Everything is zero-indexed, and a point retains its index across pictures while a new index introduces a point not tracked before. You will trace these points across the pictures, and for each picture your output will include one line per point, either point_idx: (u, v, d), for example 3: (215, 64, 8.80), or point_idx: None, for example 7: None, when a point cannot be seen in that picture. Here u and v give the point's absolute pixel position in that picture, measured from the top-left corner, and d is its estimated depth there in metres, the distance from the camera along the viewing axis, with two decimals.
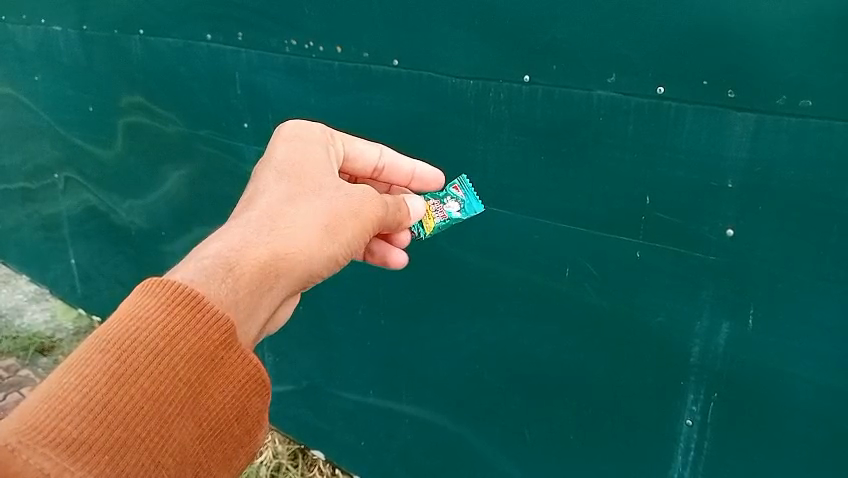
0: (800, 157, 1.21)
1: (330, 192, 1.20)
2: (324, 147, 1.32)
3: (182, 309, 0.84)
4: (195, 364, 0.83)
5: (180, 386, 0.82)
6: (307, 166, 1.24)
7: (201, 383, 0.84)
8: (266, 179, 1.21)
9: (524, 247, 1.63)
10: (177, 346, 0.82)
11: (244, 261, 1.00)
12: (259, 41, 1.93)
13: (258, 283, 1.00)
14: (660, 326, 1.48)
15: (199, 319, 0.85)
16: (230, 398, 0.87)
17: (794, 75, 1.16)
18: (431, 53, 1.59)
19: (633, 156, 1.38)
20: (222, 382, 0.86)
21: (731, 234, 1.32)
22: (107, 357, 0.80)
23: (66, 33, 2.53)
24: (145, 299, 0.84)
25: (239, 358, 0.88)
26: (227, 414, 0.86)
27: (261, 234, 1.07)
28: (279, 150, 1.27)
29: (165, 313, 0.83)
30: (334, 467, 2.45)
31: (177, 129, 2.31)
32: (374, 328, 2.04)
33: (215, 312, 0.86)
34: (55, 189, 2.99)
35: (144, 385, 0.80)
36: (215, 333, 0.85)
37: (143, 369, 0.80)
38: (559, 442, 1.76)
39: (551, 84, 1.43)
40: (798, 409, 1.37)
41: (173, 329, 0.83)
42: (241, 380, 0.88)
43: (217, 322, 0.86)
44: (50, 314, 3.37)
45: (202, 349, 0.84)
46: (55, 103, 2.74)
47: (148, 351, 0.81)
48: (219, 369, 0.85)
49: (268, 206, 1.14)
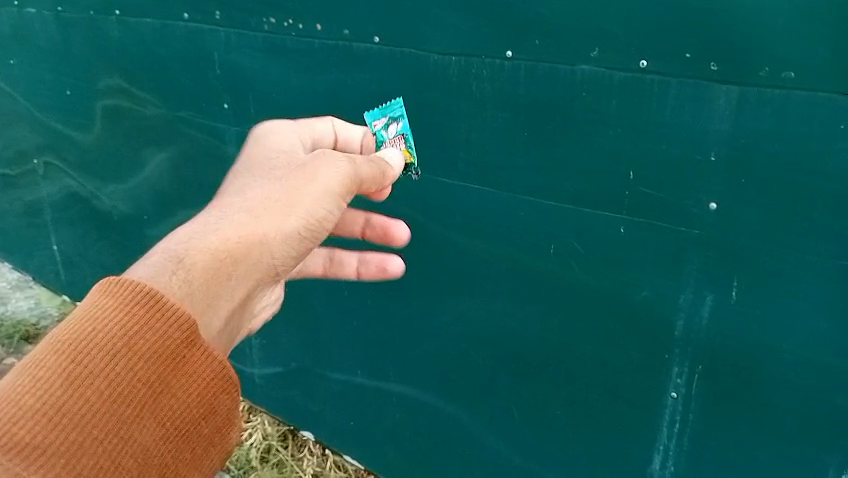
0: (782, 130, 1.21)
1: (283, 172, 1.17)
2: (284, 133, 1.30)
3: (141, 308, 0.83)
4: (155, 363, 0.82)
5: (140, 385, 0.81)
6: (267, 157, 1.22)
7: (162, 382, 0.83)
8: (230, 182, 1.20)
9: (509, 225, 1.62)
10: (136, 346, 0.81)
11: (195, 253, 0.98)
12: (238, 20, 1.89)
13: (213, 272, 0.97)
14: (645, 302, 1.48)
15: (159, 318, 0.84)
16: (195, 397, 0.85)
17: (776, 47, 1.16)
18: (412, 31, 1.57)
19: (617, 131, 1.37)
20: (185, 381, 0.85)
21: (715, 208, 1.32)
22: (61, 359, 0.78)
23: (40, 15, 2.48)
24: (103, 298, 0.83)
25: (203, 356, 0.86)
26: (192, 413, 0.85)
27: (212, 224, 1.05)
28: (243, 155, 1.26)
29: (123, 313, 0.82)
30: (323, 447, 2.46)
31: (156, 112, 2.27)
32: (361, 309, 2.04)
33: (174, 311, 0.85)
34: (35, 175, 2.95)
35: (101, 386, 0.79)
36: (176, 331, 0.84)
37: (101, 370, 0.79)
38: (546, 417, 1.78)
39: (534, 60, 1.42)
40: (779, 381, 1.38)
41: (131, 330, 0.82)
42: (205, 378, 0.86)
43: (178, 320, 0.84)
44: (34, 301, 3.34)
45: (163, 348, 0.83)
46: (32, 87, 2.69)
47: (105, 352, 0.80)
48: (181, 367, 0.84)
49: (228, 201, 1.12)
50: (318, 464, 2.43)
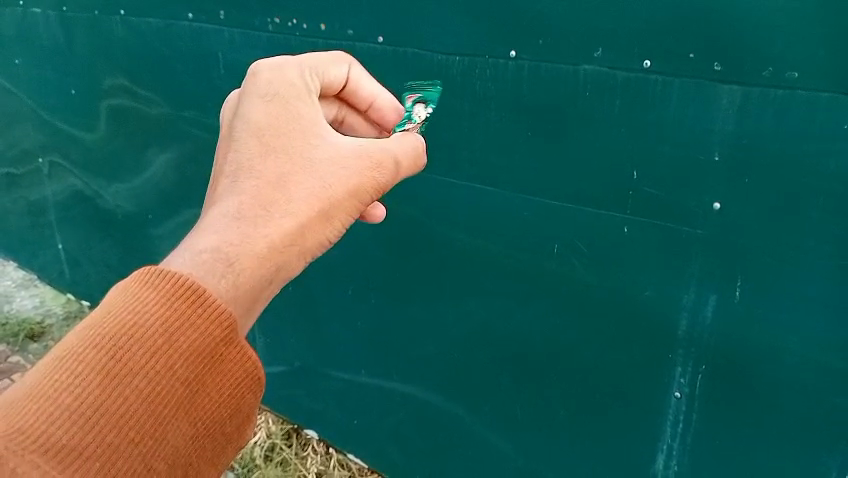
0: (786, 129, 1.21)
1: (323, 166, 1.00)
2: (307, 92, 1.08)
3: (183, 303, 0.79)
4: (193, 362, 0.79)
5: (177, 385, 0.78)
6: (292, 125, 1.02)
7: (198, 381, 0.79)
8: (244, 145, 0.99)
9: (512, 224, 1.62)
10: (176, 343, 0.78)
11: (242, 254, 0.88)
12: (242, 20, 1.90)
13: (261, 279, 0.89)
14: (648, 301, 1.49)
15: (200, 314, 0.79)
16: (226, 396, 0.82)
17: (780, 46, 1.16)
18: (416, 30, 1.57)
19: (621, 131, 1.37)
20: (219, 380, 0.81)
21: (718, 208, 1.32)
22: (103, 354, 0.75)
23: (45, 15, 2.49)
24: (145, 292, 0.80)
25: (237, 355, 0.83)
26: (221, 413, 0.82)
27: (258, 220, 0.91)
28: (253, 107, 1.03)
29: (165, 307, 0.79)
30: (327, 446, 2.46)
31: (160, 111, 2.28)
32: (365, 308, 2.04)
33: (216, 308, 0.81)
34: (40, 174, 2.96)
35: (140, 385, 0.76)
36: (215, 328, 0.80)
37: (140, 368, 0.76)
38: (550, 417, 1.78)
39: (537, 60, 1.42)
40: (783, 381, 1.38)
41: (172, 325, 0.78)
42: (238, 377, 0.83)
43: (218, 318, 0.80)
44: (39, 300, 3.35)
45: (201, 347, 0.79)
46: (37, 87, 2.70)
47: (147, 349, 0.76)
48: (217, 366, 0.81)
49: (257, 180, 0.95)
50: (322, 463, 2.43)
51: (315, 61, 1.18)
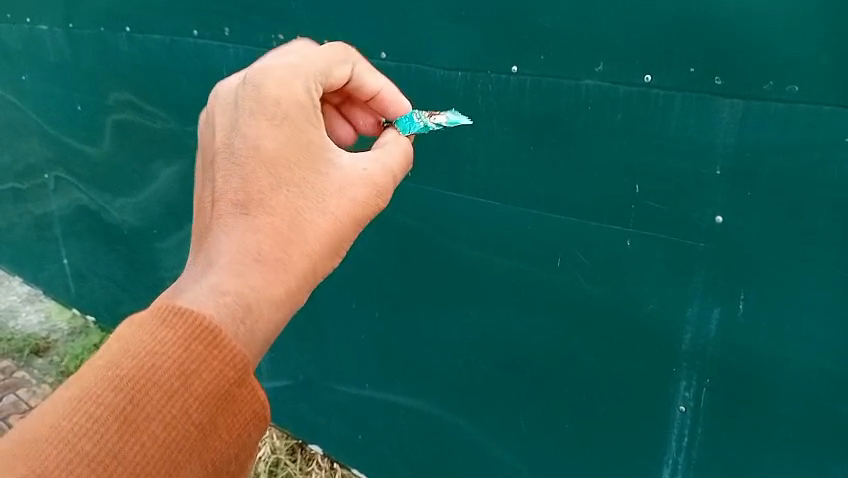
0: (788, 142, 1.21)
1: (333, 200, 0.98)
2: (316, 114, 1.04)
3: (199, 344, 0.76)
4: (208, 405, 0.75)
5: (191, 429, 0.75)
6: (303, 154, 0.99)
7: (213, 425, 0.76)
8: (255, 175, 0.94)
9: (515, 238, 1.63)
10: (192, 386, 0.75)
11: (259, 298, 0.85)
12: (246, 36, 1.92)
13: (277, 321, 0.86)
14: (651, 314, 1.48)
15: (217, 355, 0.77)
16: (240, 439, 0.79)
17: (780, 61, 1.16)
18: (418, 46, 1.58)
19: (622, 144, 1.38)
20: (233, 421, 0.78)
21: (721, 221, 1.32)
22: (119, 397, 0.73)
23: (52, 32, 2.51)
24: (162, 329, 0.77)
25: (253, 396, 0.79)
26: (234, 456, 0.79)
27: (273, 261, 0.88)
28: (262, 133, 0.98)
29: (182, 348, 0.76)
30: (332, 461, 2.45)
31: (166, 126, 2.30)
32: (369, 322, 2.04)
33: (233, 349, 0.78)
34: (46, 189, 2.98)
35: (155, 431, 0.73)
36: (231, 370, 0.77)
37: (156, 414, 0.74)
38: (555, 431, 1.77)
39: (538, 74, 1.43)
40: (789, 394, 1.38)
41: (189, 367, 0.75)
42: (252, 417, 0.80)
43: (235, 359, 0.77)
44: (44, 315, 3.36)
45: (217, 390, 0.76)
46: (43, 103, 2.72)
47: (162, 393, 0.74)
48: (232, 408, 0.78)
49: (270, 217, 0.91)
50: None
51: (318, 71, 1.12)
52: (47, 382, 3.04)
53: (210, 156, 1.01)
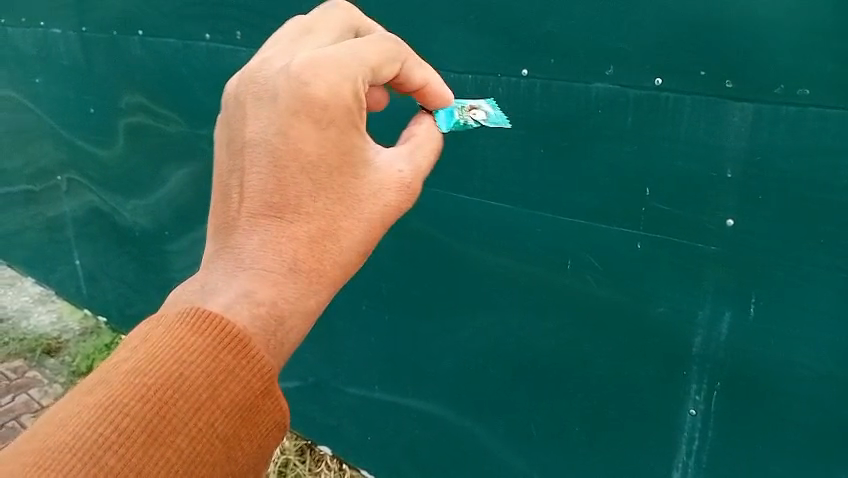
0: (799, 146, 1.21)
1: (370, 210, 0.97)
2: (361, 123, 0.96)
3: (228, 353, 0.78)
4: (234, 417, 0.77)
5: (216, 442, 0.76)
6: (347, 165, 0.95)
7: (236, 437, 0.77)
8: (293, 180, 0.92)
9: (525, 241, 1.63)
10: (219, 398, 0.76)
11: (292, 308, 0.88)
12: (257, 39, 1.93)
13: (302, 328, 0.89)
14: (662, 318, 1.49)
15: (245, 367, 0.78)
16: (259, 450, 0.80)
17: (791, 65, 1.17)
18: (429, 49, 1.59)
19: (633, 147, 1.38)
20: (254, 433, 0.79)
21: (732, 224, 1.32)
22: (146, 408, 0.73)
23: (65, 35, 2.54)
24: (190, 339, 0.77)
25: (275, 407, 0.81)
26: (251, 468, 0.80)
27: (308, 271, 0.90)
28: (304, 135, 0.92)
29: (211, 358, 0.77)
30: (341, 462, 2.45)
31: (178, 129, 2.32)
32: (379, 324, 2.05)
33: (260, 359, 0.79)
34: (58, 191, 3.01)
35: (181, 444, 0.73)
36: (258, 381, 0.79)
37: (182, 426, 0.74)
38: (565, 433, 1.78)
39: (549, 78, 1.44)
40: (801, 399, 1.37)
41: (217, 378, 0.76)
42: (273, 429, 0.81)
43: (262, 370, 0.79)
44: (55, 315, 3.39)
45: (244, 401, 0.77)
46: (57, 106, 2.75)
47: (190, 404, 0.74)
48: (255, 419, 0.79)
49: (309, 227, 0.92)
50: None
51: (368, 68, 0.98)
52: (58, 381, 3.06)
53: (241, 144, 0.94)
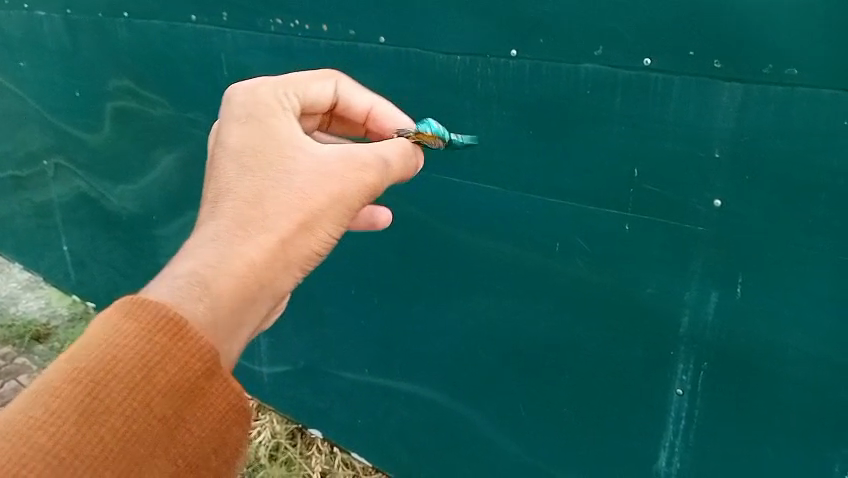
0: (786, 125, 1.21)
1: (299, 177, 1.01)
2: (280, 109, 1.10)
3: (164, 334, 0.77)
4: (173, 397, 0.77)
5: (155, 422, 0.75)
6: (268, 143, 1.03)
7: (178, 417, 0.77)
8: (223, 168, 1.01)
9: (514, 223, 1.63)
10: (155, 379, 0.76)
11: (217, 274, 0.88)
12: (245, 21, 1.91)
13: (241, 300, 0.89)
14: (649, 299, 1.49)
15: (182, 347, 0.78)
16: (209, 430, 0.80)
17: (779, 45, 1.16)
18: (418, 31, 1.58)
19: (621, 129, 1.38)
20: (200, 415, 0.79)
21: (719, 205, 1.32)
22: (77, 389, 0.73)
23: (50, 18, 2.50)
24: (125, 321, 0.77)
25: (222, 387, 0.80)
26: (203, 449, 0.80)
27: (235, 239, 0.92)
28: (229, 132, 1.05)
29: (145, 340, 0.76)
30: (332, 445, 2.46)
31: (164, 112, 2.30)
32: (368, 307, 2.05)
33: (199, 339, 0.79)
34: (45, 176, 2.98)
35: (115, 424, 0.73)
36: (196, 362, 0.78)
37: (116, 406, 0.74)
38: (553, 414, 1.78)
39: (538, 58, 1.43)
40: (786, 378, 1.39)
41: (152, 360, 0.76)
42: (221, 410, 0.81)
43: (202, 350, 0.79)
44: (44, 301, 3.37)
45: (183, 381, 0.77)
46: (42, 90, 2.72)
47: (123, 385, 0.74)
48: (200, 400, 0.79)
49: (235, 201, 0.96)
50: (326, 462, 2.43)
51: (290, 83, 1.18)
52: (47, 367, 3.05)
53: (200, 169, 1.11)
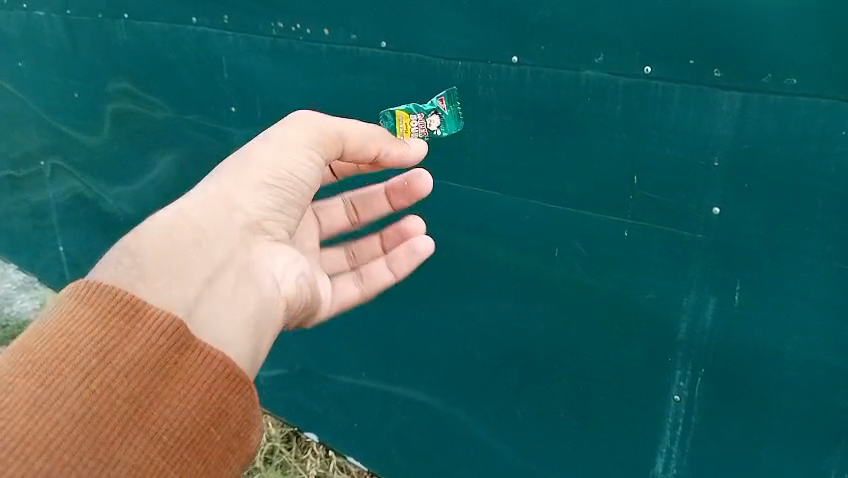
0: (785, 134, 1.22)
1: None
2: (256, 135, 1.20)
3: (119, 319, 0.85)
4: (136, 376, 0.83)
5: (122, 402, 0.81)
6: None
7: (152, 393, 0.83)
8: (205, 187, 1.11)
9: (514, 228, 1.64)
10: (113, 360, 0.82)
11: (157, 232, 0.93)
12: (246, 24, 1.92)
13: None
14: (648, 304, 1.50)
15: (139, 328, 0.85)
16: (196, 401, 0.85)
17: (779, 54, 1.18)
18: (420, 35, 1.59)
19: (621, 135, 1.39)
20: (178, 389, 0.85)
21: (718, 212, 1.33)
22: (39, 379, 0.79)
23: (49, 18, 2.50)
24: (81, 313, 0.85)
25: (195, 359, 0.87)
26: (197, 420, 0.85)
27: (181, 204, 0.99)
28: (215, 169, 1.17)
29: (100, 326, 0.84)
30: (327, 449, 2.47)
31: (163, 114, 2.30)
32: (365, 311, 2.05)
33: (154, 318, 0.86)
34: (42, 177, 2.97)
35: (76, 407, 0.79)
36: (159, 339, 0.85)
37: (74, 391, 0.79)
38: (550, 419, 1.79)
39: (539, 65, 1.44)
40: (782, 385, 1.39)
41: (110, 343, 0.83)
42: (206, 381, 0.87)
43: (159, 327, 0.86)
44: (39, 302, 3.37)
45: (146, 359, 0.84)
46: (40, 90, 2.71)
47: (84, 369, 0.81)
48: (175, 375, 0.85)
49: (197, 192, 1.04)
50: (321, 465, 2.44)
51: None
52: None
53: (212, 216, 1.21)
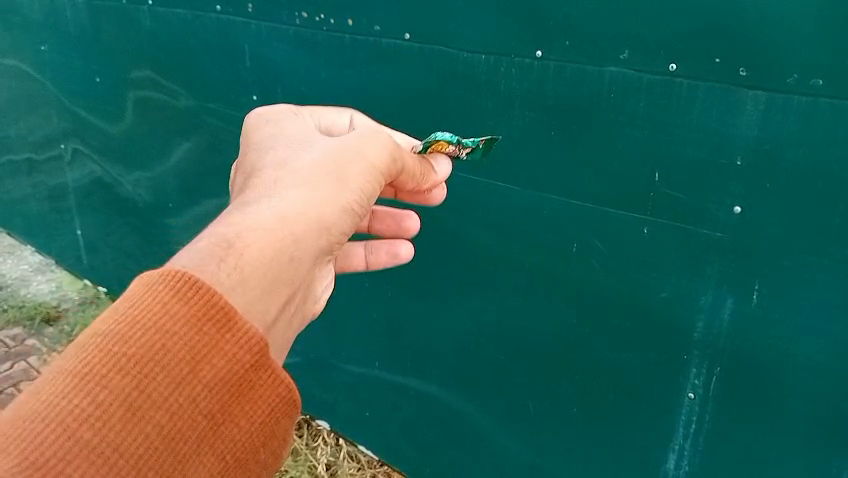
0: (807, 135, 1.22)
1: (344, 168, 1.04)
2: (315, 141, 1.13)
3: (212, 324, 0.74)
4: (220, 391, 0.74)
5: (200, 418, 0.72)
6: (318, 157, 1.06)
7: (225, 412, 0.74)
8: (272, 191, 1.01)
9: (532, 223, 1.65)
10: (201, 372, 0.73)
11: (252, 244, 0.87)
12: (270, 13, 1.93)
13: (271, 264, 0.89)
14: (665, 303, 1.50)
15: (226, 342, 0.74)
16: (258, 424, 0.77)
17: (806, 55, 1.17)
18: (444, 28, 1.59)
19: (644, 132, 1.39)
20: (250, 409, 0.76)
21: (739, 212, 1.33)
22: (126, 382, 0.70)
23: (74, 3, 2.52)
24: (175, 309, 0.73)
25: (271, 379, 0.78)
26: (255, 443, 0.77)
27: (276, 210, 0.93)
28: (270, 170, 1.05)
29: (192, 330, 0.73)
30: (338, 437, 2.49)
31: (183, 101, 2.31)
32: (381, 301, 2.07)
33: (247, 330, 0.76)
34: (62, 161, 3.00)
35: (161, 420, 0.70)
36: (244, 355, 0.75)
37: (163, 401, 0.71)
38: (562, 415, 1.80)
39: (563, 60, 1.44)
40: (797, 388, 1.40)
41: (200, 351, 0.73)
42: (271, 404, 0.78)
43: (249, 342, 0.76)
44: (55, 284, 3.41)
45: (230, 374, 0.74)
46: (62, 74, 2.74)
47: (170, 379, 0.71)
48: (248, 393, 0.76)
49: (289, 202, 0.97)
50: (331, 454, 2.45)
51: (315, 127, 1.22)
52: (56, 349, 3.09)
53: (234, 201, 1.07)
